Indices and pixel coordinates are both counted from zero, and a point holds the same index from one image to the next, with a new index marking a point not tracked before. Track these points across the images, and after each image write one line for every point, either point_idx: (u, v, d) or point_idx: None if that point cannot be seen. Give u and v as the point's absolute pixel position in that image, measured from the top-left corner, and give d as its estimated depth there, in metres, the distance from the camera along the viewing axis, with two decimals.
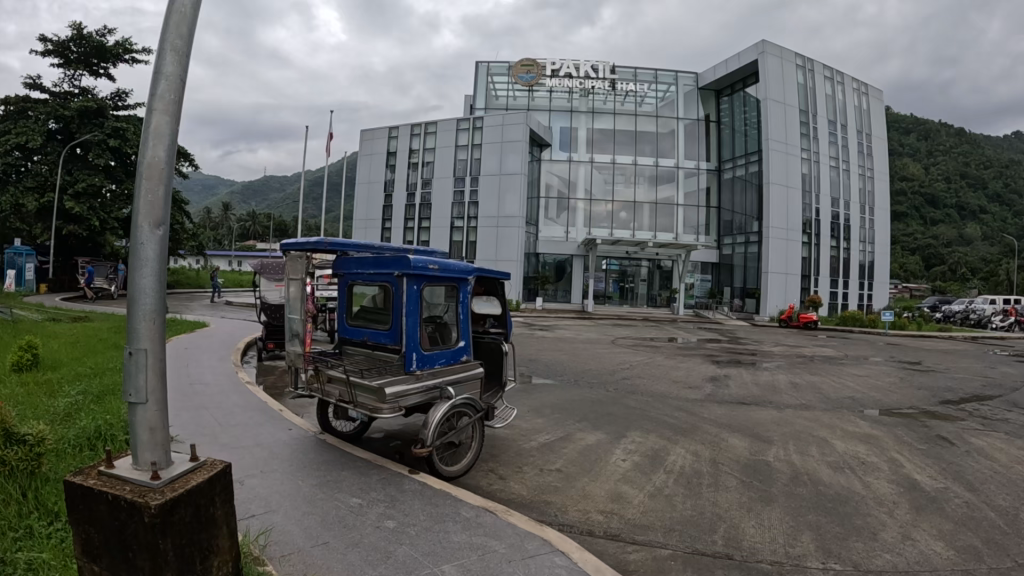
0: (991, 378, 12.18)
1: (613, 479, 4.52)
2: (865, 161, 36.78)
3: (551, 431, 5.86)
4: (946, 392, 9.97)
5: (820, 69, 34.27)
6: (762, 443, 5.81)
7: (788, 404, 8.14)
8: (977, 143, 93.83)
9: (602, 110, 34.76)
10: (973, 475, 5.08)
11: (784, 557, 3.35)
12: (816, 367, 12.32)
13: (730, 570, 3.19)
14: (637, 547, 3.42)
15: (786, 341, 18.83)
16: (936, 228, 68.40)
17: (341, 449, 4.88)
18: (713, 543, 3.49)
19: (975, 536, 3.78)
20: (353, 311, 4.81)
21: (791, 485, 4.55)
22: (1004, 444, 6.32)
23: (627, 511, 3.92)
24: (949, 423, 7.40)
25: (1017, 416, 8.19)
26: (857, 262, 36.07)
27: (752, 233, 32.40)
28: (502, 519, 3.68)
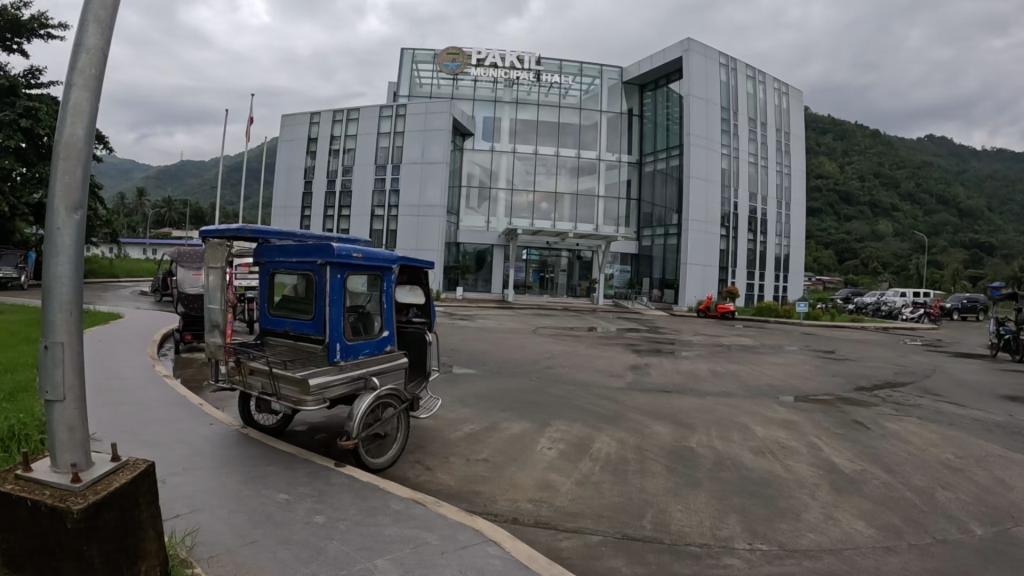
0: (901, 366, 12.63)
1: (540, 467, 4.51)
2: (783, 158, 37.85)
3: (477, 420, 5.82)
4: (860, 380, 10.32)
5: (742, 69, 35.03)
6: (686, 430, 5.88)
7: (709, 391, 8.28)
8: (890, 144, 97.57)
9: (526, 101, 34.72)
10: (889, 457, 5.26)
11: (712, 539, 3.39)
12: (735, 356, 12.59)
13: (661, 554, 3.21)
14: (568, 535, 3.41)
15: (704, 331, 19.26)
16: (850, 225, 70.96)
17: (265, 443, 4.74)
18: (642, 528, 3.51)
19: (894, 513, 3.92)
20: (275, 301, 4.68)
21: (716, 470, 4.62)
22: (917, 428, 6.55)
23: (556, 499, 3.92)
24: (864, 409, 7.63)
25: (928, 401, 8.51)
26: (773, 256, 37.08)
27: (672, 225, 33.13)
28: (433, 510, 3.63)
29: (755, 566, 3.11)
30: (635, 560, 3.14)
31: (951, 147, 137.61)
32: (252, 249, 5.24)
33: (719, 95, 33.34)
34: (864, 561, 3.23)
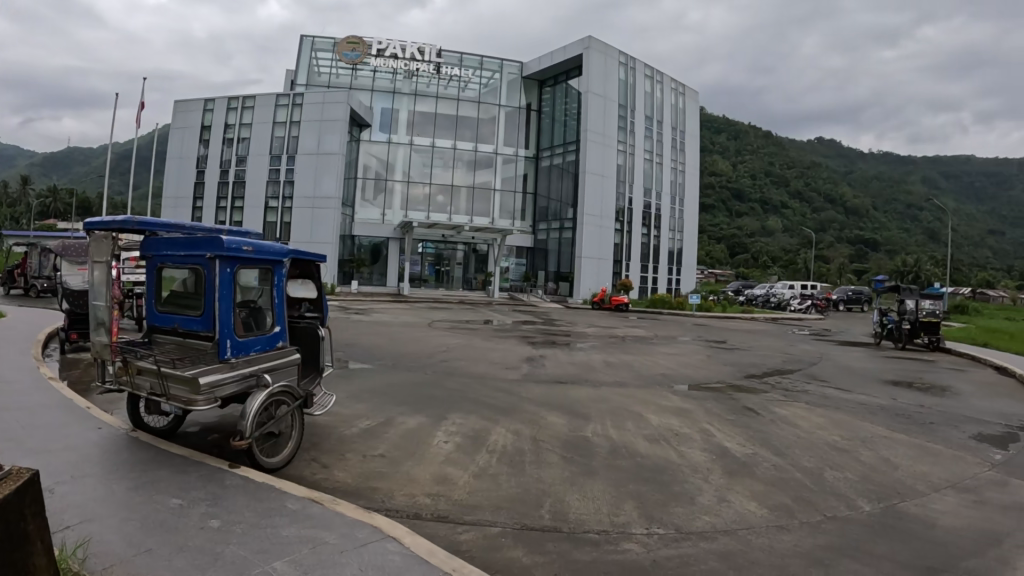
0: (788, 354, 13.19)
1: (437, 462, 4.49)
2: (678, 155, 38.96)
3: (373, 416, 5.75)
4: (749, 368, 10.73)
5: (641, 68, 35.79)
6: (581, 420, 5.96)
7: (604, 381, 8.46)
8: (780, 145, 101.81)
9: (425, 92, 34.55)
10: (777, 440, 5.49)
11: (610, 525, 3.45)
12: (628, 347, 12.88)
13: (561, 542, 3.24)
14: (467, 528, 3.40)
15: (599, 323, 19.64)
16: (741, 220, 73.81)
17: (156, 446, 4.56)
18: (541, 518, 3.53)
19: (785, 493, 4.10)
20: (162, 296, 4.49)
21: (612, 458, 4.70)
22: (802, 413, 6.85)
23: (454, 492, 3.91)
24: (754, 395, 7.93)
25: (815, 387, 8.92)
26: (666, 249, 38.14)
27: (567, 219, 33.67)
28: (330, 509, 3.57)
29: (652, 549, 3.19)
30: (535, 550, 3.16)
31: (836, 148, 144.81)
32: (138, 242, 5.02)
33: (617, 93, 34.06)
34: (756, 539, 3.37)
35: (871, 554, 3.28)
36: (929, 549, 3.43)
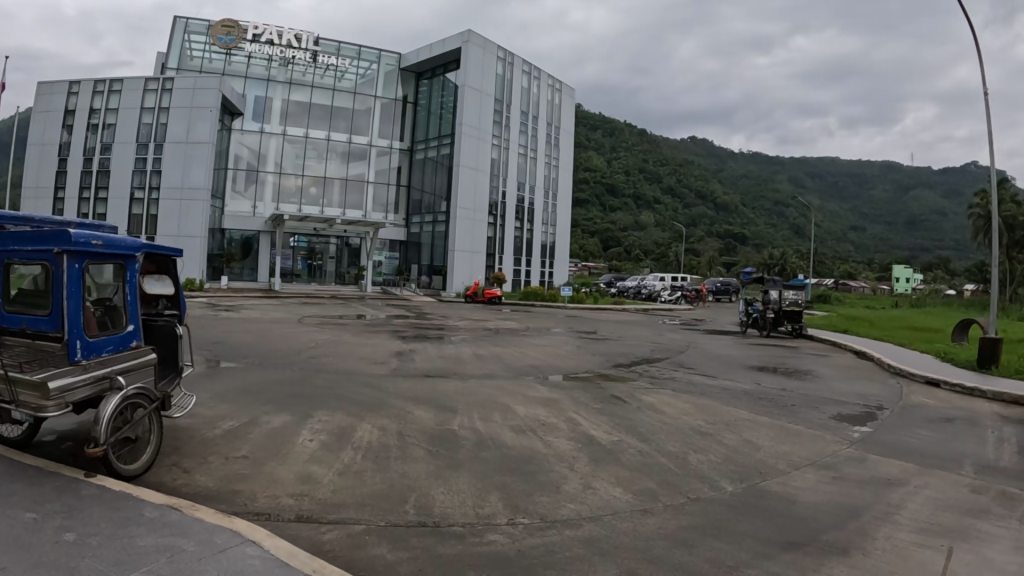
0: (656, 343, 13.75)
1: (301, 460, 4.38)
2: (552, 150, 40.77)
3: (236, 416, 5.55)
4: (618, 357, 11.05)
5: (519, 63, 37.22)
6: (447, 413, 5.95)
7: (473, 374, 8.49)
8: (653, 141, 105.09)
9: (300, 81, 34.07)
10: (642, 426, 5.74)
11: (475, 518, 3.44)
12: (499, 340, 13.06)
13: (425, 537, 3.20)
14: (331, 527, 3.32)
15: (470, 316, 19.81)
16: (615, 215, 76.08)
17: (7, 458, 4.23)
18: (405, 513, 3.48)
19: (650, 478, 4.27)
20: (9, 296, 4.18)
21: (477, 451, 4.70)
22: (666, 399, 7.12)
23: (318, 491, 3.81)
24: (622, 383, 8.22)
25: (680, 374, 9.36)
26: (540, 243, 39.74)
27: (440, 212, 34.39)
28: (189, 515, 3.41)
29: (517, 539, 3.20)
30: (399, 545, 3.11)
31: (706, 146, 151.08)
32: None
33: (493, 87, 35.19)
34: (620, 523, 3.49)
35: (733, 532, 3.52)
36: (790, 526, 3.72)
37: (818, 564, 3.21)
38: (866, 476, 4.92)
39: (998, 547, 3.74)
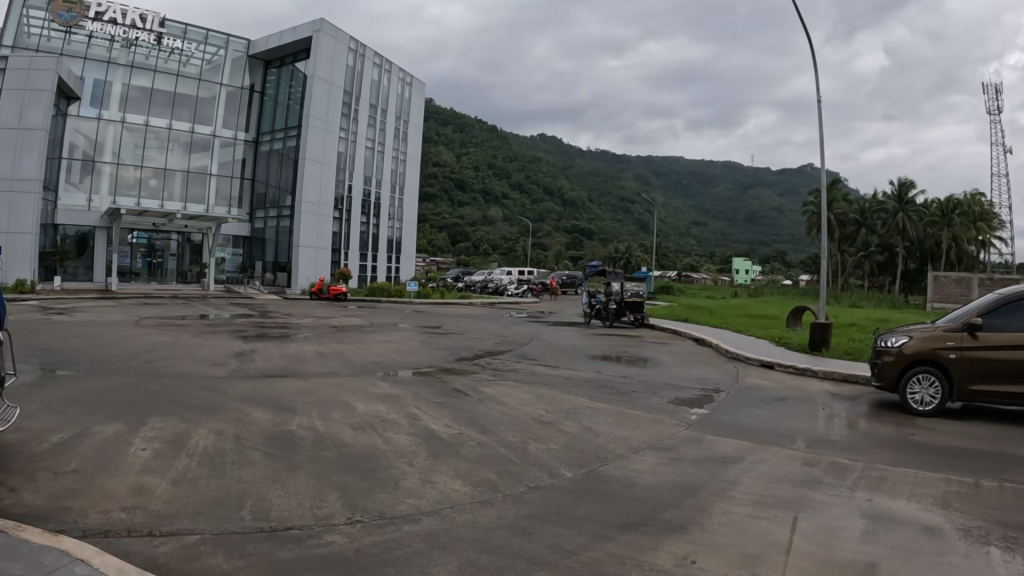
0: (503, 337, 15.63)
1: (132, 472, 4.38)
2: (399, 144, 43.90)
3: (65, 428, 5.39)
4: (462, 350, 13.00)
5: (369, 57, 39.75)
6: (286, 414, 6.77)
7: (317, 372, 9.72)
8: (502, 138, 107.51)
9: (143, 65, 34.08)
10: (482, 419, 7.40)
11: (313, 520, 3.83)
12: (343, 337, 13.71)
13: (263, 542, 3.45)
14: (164, 539, 3.40)
15: (312, 314, 20.25)
16: (463, 210, 77.74)
17: None
18: (243, 520, 3.74)
19: (490, 472, 5.37)
20: None
21: (316, 451, 5.40)
22: (500, 390, 9.44)
23: (152, 503, 3.86)
24: (464, 376, 10.34)
25: (523, 366, 11.73)
26: (385, 238, 42.78)
27: (285, 207, 36.12)
28: (14, 536, 3.22)
29: (355, 539, 3.62)
30: (235, 554, 3.27)
31: (554, 143, 155.40)
32: None
33: (343, 79, 37.20)
34: (457, 516, 4.23)
35: (575, 517, 4.50)
36: (629, 511, 4.77)
37: (650, 542, 4.19)
38: (699, 455, 6.82)
39: (823, 512, 5.39)
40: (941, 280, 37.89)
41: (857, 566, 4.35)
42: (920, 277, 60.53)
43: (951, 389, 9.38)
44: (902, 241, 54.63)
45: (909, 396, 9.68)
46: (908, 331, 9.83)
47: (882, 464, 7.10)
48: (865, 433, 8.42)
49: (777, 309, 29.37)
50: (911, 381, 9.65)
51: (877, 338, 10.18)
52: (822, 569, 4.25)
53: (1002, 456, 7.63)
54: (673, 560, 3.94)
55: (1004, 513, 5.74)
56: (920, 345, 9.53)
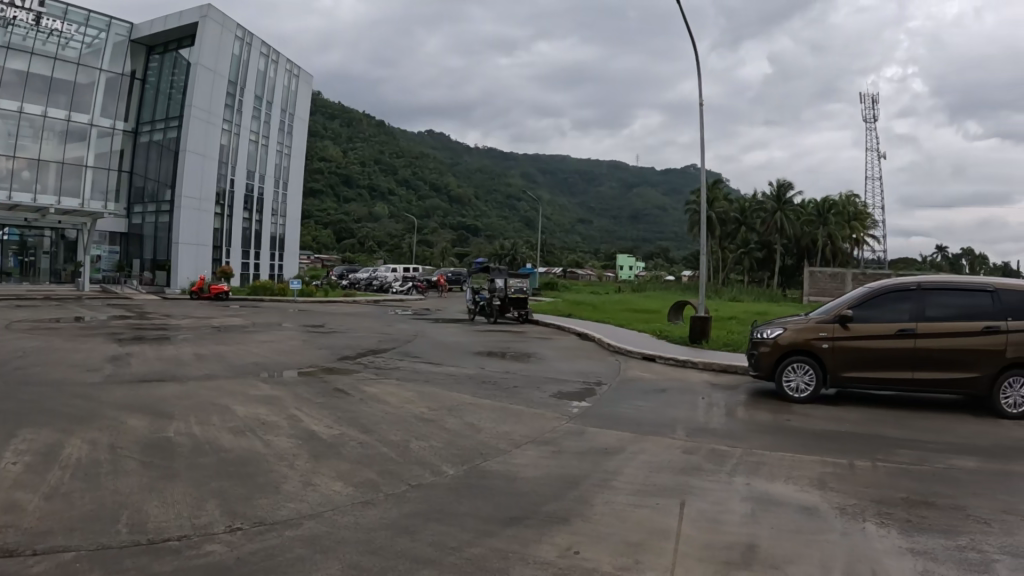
0: (386, 335, 15.55)
1: (5, 487, 5.00)
2: (284, 138, 44.03)
3: None
4: (345, 349, 12.94)
5: (257, 46, 39.66)
6: (161, 420, 7.17)
7: (194, 375, 9.45)
8: (391, 134, 106.51)
9: (19, 47, 31.86)
10: (363, 418, 8.12)
11: (190, 530, 4.62)
12: (223, 337, 13.43)
13: (140, 554, 4.16)
14: (42, 556, 4.00)
15: (191, 315, 19.62)
16: (349, 206, 76.78)
17: None
18: (120, 533, 4.45)
19: (372, 472, 6.17)
20: None
21: (197, 456, 6.23)
22: (383, 390, 9.79)
23: (25, 520, 4.48)
24: (349, 376, 10.50)
25: (405, 364, 11.94)
26: (268, 234, 42.66)
27: (164, 201, 35.56)
28: None
29: (235, 547, 4.38)
30: (114, 569, 3.89)
31: (442, 140, 154.95)
32: None
33: (229, 68, 37.13)
34: (338, 518, 5.04)
35: (456, 514, 5.20)
36: (511, 505, 5.42)
37: (533, 535, 4.83)
38: (579, 447, 7.25)
39: (706, 497, 5.80)
40: (816, 276, 40.01)
41: (739, 547, 4.78)
42: (796, 273, 63.70)
43: (825, 376, 9.98)
44: (780, 239, 57.54)
45: (785, 383, 10.18)
46: (783, 322, 10.35)
47: (759, 449, 7.50)
48: (743, 421, 8.85)
49: (659, 304, 30.36)
50: (787, 369, 10.17)
51: (754, 329, 10.65)
52: (704, 553, 4.66)
53: (870, 437, 8.17)
54: (557, 551, 4.57)
55: (878, 490, 6.19)
56: (796, 336, 10.08)
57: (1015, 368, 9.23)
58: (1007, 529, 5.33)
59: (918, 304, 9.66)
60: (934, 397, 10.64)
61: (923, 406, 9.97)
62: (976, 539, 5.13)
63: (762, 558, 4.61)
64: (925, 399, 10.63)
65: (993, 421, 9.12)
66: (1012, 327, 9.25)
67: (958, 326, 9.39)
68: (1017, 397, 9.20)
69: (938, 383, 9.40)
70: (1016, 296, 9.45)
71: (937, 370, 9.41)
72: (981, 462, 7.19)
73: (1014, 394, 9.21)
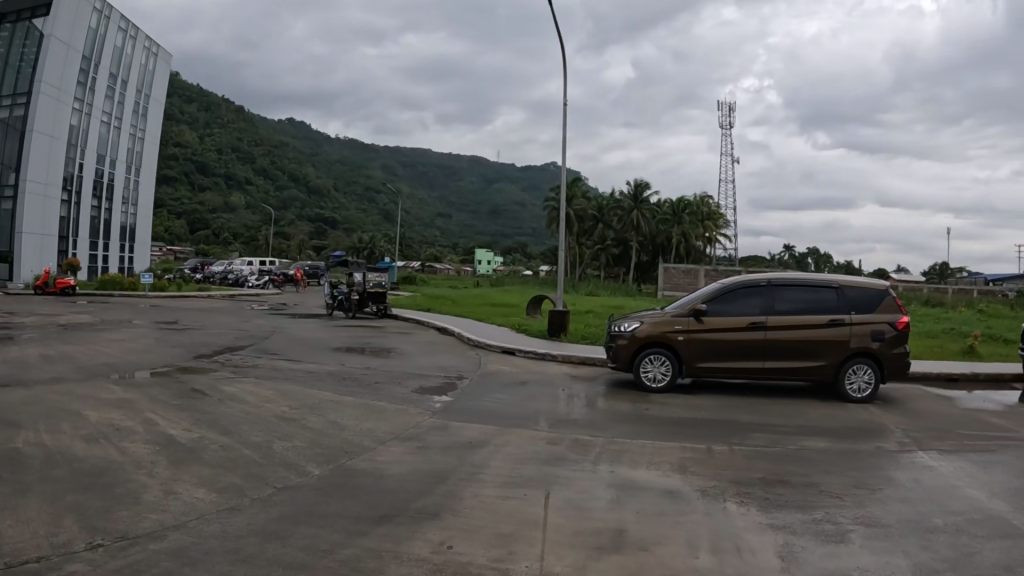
0: (243, 331, 14.82)
1: None
2: (138, 121, 41.37)
3: None
4: (201, 346, 12.24)
5: (114, 21, 37.25)
6: (5, 430, 6.54)
7: (38, 378, 8.65)
8: (249, 120, 101.94)
9: None
10: (223, 420, 7.68)
11: (51, 550, 4.26)
12: (68, 336, 12.39)
13: None
14: None
15: (39, 312, 17.86)
16: (203, 195, 72.95)
17: None
18: None
19: (235, 476, 5.85)
20: None
21: (51, 468, 5.71)
22: (245, 389, 9.30)
23: None
24: (205, 375, 9.93)
25: (265, 362, 11.42)
26: (118, 224, 39.94)
27: (6, 186, 32.36)
28: None
29: (98, 566, 4.06)
30: None
31: (299, 128, 150.16)
32: None
33: (83, 42, 34.69)
34: (205, 527, 4.74)
35: (326, 516, 4.99)
36: (381, 504, 5.29)
37: (404, 533, 4.73)
38: (444, 442, 7.18)
39: (572, 487, 5.90)
40: (671, 271, 41.98)
41: (608, 533, 4.89)
42: (650, 268, 66.55)
43: (680, 366, 10.43)
44: (636, 236, 60.15)
45: (642, 374, 10.54)
46: (639, 317, 10.66)
47: (618, 438, 7.69)
48: (603, 411, 9.13)
49: (524, 298, 30.79)
50: (644, 361, 10.52)
51: (611, 322, 10.89)
52: (579, 540, 4.74)
53: (722, 423, 8.64)
54: (430, 547, 4.51)
55: (734, 472, 6.53)
56: (652, 329, 10.43)
57: (859, 356, 10.14)
58: (855, 502, 5.79)
59: (768, 299, 10.30)
60: (779, 384, 11.43)
61: (769, 393, 10.69)
62: (828, 512, 5.51)
63: (631, 542, 4.73)
64: (771, 387, 11.39)
65: (834, 406, 9.88)
66: (854, 319, 10.14)
67: (807, 319, 10.14)
68: (861, 382, 10.10)
69: (787, 371, 10.13)
70: (857, 293, 10.34)
71: (786, 359, 10.15)
72: (825, 443, 7.76)
73: (858, 379, 10.11)
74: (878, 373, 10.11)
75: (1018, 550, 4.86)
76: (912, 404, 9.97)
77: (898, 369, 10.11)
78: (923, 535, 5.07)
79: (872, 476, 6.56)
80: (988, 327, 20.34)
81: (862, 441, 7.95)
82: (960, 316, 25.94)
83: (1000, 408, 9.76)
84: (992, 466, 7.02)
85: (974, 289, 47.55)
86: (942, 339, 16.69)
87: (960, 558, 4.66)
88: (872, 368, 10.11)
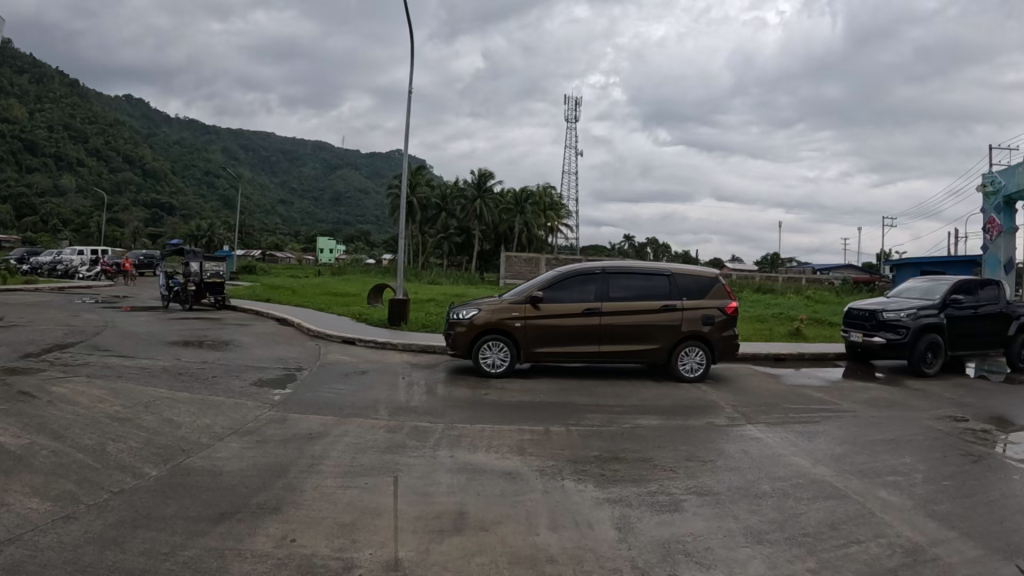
0: (69, 327, 13.79)
1: None
2: None
3: None
4: (26, 344, 11.32)
5: None
6: None
7: None
8: (83, 96, 94.78)
9: None
10: (49, 423, 7.08)
11: None
12: None
13: None
14: None
15: None
16: (32, 176, 66.96)
17: None
18: None
19: (68, 482, 5.43)
20: None
21: None
22: (76, 389, 8.65)
23: None
24: (31, 375, 9.18)
25: (95, 359, 10.66)
26: None
27: None
28: None
29: None
30: None
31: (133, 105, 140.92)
32: None
33: None
34: (42, 539, 4.40)
35: (163, 518, 4.73)
36: (220, 501, 5.05)
37: (246, 529, 4.55)
38: (284, 434, 6.96)
39: (412, 472, 5.83)
40: (514, 260, 42.83)
41: (449, 516, 4.84)
42: (493, 258, 67.41)
43: (518, 352, 10.59)
44: (480, 225, 61.11)
45: (481, 360, 10.59)
46: (477, 303, 10.67)
47: (459, 423, 7.70)
48: (442, 397, 9.14)
49: (367, 287, 30.37)
50: (483, 347, 10.56)
51: (449, 309, 10.82)
52: (420, 524, 4.67)
53: (558, 406, 8.87)
54: (274, 542, 4.35)
55: (571, 451, 6.67)
56: (491, 316, 10.49)
57: (690, 339, 10.83)
58: (689, 473, 6.12)
59: (602, 286, 10.72)
60: (614, 365, 11.96)
61: (606, 375, 11.17)
62: (663, 484, 5.81)
63: (473, 523, 4.74)
64: (607, 369, 11.88)
65: (667, 386, 10.45)
66: (685, 305, 10.81)
67: (640, 305, 10.68)
68: (693, 362, 10.83)
69: (624, 354, 10.62)
70: (688, 281, 11.01)
71: (623, 343, 10.64)
72: (660, 421, 8.20)
73: (690, 360, 10.83)
74: (708, 354, 10.86)
75: (840, 510, 5.36)
76: (738, 383, 10.71)
77: (728, 349, 10.88)
78: (751, 501, 5.48)
79: (703, 449, 6.96)
80: (809, 312, 22.15)
81: (696, 418, 8.45)
82: (789, 303, 28.00)
83: (819, 385, 10.69)
84: (812, 436, 7.68)
85: (799, 277, 51.54)
86: (771, 323, 18.04)
87: (786, 520, 5.09)
88: (702, 349, 10.85)
